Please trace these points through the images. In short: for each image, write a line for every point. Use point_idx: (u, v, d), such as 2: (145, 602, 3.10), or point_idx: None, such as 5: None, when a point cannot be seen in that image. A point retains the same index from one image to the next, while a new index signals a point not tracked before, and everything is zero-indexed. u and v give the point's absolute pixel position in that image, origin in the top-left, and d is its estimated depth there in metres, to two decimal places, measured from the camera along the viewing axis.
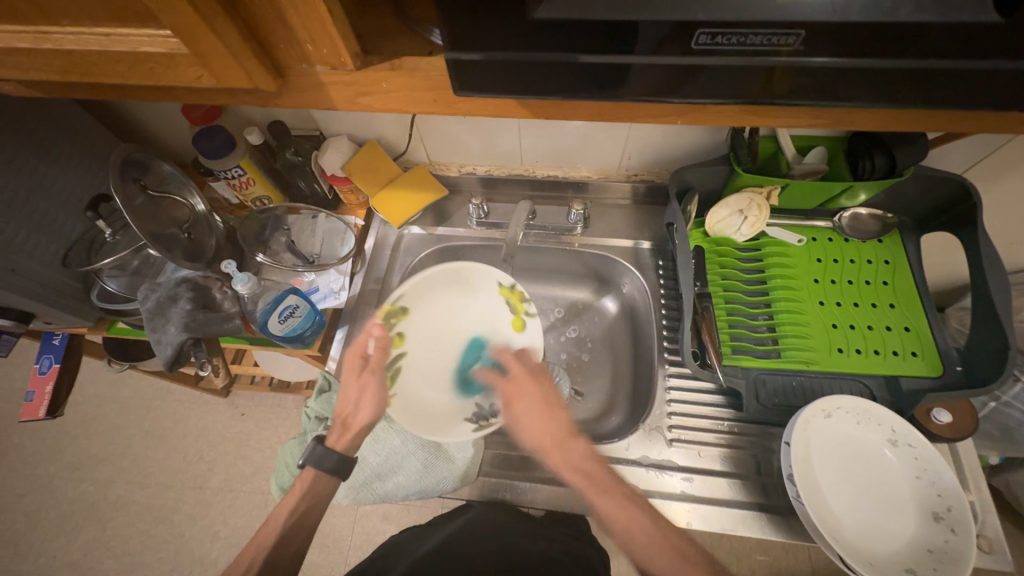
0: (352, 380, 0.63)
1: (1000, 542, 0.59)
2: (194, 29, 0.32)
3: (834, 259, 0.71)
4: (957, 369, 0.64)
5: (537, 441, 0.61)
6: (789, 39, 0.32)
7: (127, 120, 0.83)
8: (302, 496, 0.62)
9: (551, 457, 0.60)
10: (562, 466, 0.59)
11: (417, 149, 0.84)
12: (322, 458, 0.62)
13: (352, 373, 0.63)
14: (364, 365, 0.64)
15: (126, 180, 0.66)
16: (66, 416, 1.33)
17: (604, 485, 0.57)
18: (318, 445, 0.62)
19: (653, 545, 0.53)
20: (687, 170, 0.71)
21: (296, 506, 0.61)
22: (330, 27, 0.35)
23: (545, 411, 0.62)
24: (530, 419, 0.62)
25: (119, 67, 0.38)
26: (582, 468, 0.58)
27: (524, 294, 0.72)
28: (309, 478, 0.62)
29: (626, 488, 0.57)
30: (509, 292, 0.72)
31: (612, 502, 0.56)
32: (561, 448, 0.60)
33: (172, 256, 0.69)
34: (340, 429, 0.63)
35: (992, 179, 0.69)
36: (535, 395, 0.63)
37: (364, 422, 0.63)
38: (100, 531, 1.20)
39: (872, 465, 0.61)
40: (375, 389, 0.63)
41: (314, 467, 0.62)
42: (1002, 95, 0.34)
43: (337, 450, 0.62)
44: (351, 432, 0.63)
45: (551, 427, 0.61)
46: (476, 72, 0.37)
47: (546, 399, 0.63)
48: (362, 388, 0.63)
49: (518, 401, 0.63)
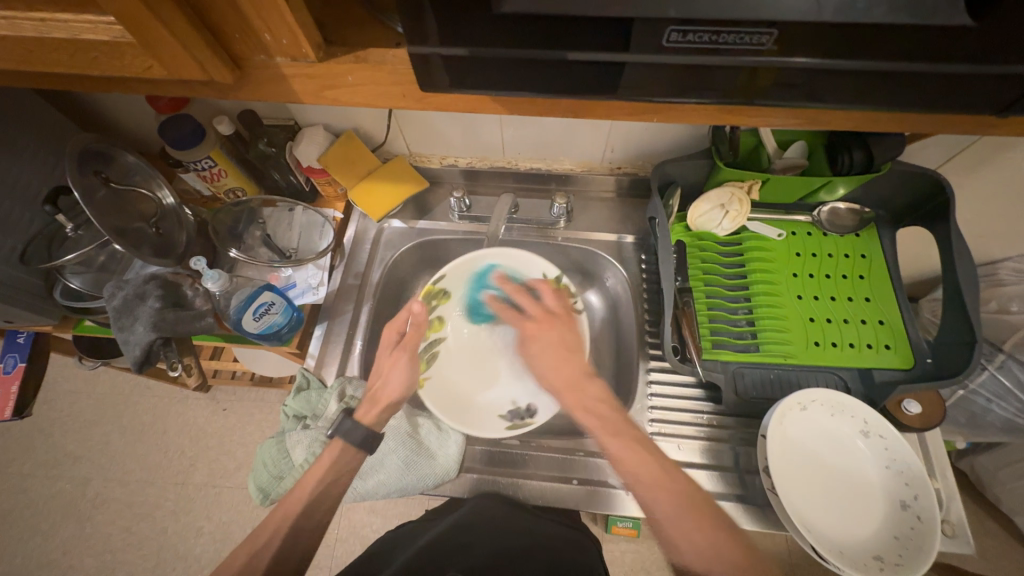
0: (387, 353, 0.69)
1: (962, 527, 0.62)
2: (140, 18, 0.31)
3: (813, 254, 0.72)
4: (927, 361, 0.65)
5: (555, 381, 0.65)
6: (762, 39, 0.31)
7: (87, 107, 0.79)
8: (328, 468, 0.62)
9: (566, 396, 0.63)
10: (577, 406, 0.62)
11: (396, 140, 0.81)
12: (350, 432, 0.63)
13: (388, 345, 0.70)
14: (398, 339, 0.70)
15: (86, 172, 0.63)
16: (38, 414, 1.29)
17: (608, 422, 0.59)
18: (346, 419, 0.64)
19: (678, 509, 0.52)
20: (669, 164, 0.71)
21: (322, 478, 0.61)
22: (286, 18, 0.33)
23: (559, 353, 0.66)
24: (546, 358, 0.67)
25: (60, 56, 0.35)
26: (592, 409, 0.61)
27: (570, 289, 0.74)
28: (336, 451, 0.63)
29: (638, 432, 0.58)
30: (554, 284, 0.74)
31: (623, 446, 0.57)
32: (576, 386, 0.63)
33: (140, 253, 0.67)
34: (370, 402, 0.66)
35: (964, 174, 0.70)
36: (552, 336, 0.68)
37: (392, 396, 0.66)
38: (79, 529, 1.18)
39: (845, 456, 0.62)
40: (407, 364, 0.69)
41: (341, 439, 0.63)
42: (971, 99, 0.34)
43: (364, 423, 0.64)
44: (379, 406, 0.66)
45: (566, 365, 0.65)
46: (445, 67, 0.35)
47: (567, 341, 0.67)
48: (393, 363, 0.68)
49: (537, 337, 0.69)
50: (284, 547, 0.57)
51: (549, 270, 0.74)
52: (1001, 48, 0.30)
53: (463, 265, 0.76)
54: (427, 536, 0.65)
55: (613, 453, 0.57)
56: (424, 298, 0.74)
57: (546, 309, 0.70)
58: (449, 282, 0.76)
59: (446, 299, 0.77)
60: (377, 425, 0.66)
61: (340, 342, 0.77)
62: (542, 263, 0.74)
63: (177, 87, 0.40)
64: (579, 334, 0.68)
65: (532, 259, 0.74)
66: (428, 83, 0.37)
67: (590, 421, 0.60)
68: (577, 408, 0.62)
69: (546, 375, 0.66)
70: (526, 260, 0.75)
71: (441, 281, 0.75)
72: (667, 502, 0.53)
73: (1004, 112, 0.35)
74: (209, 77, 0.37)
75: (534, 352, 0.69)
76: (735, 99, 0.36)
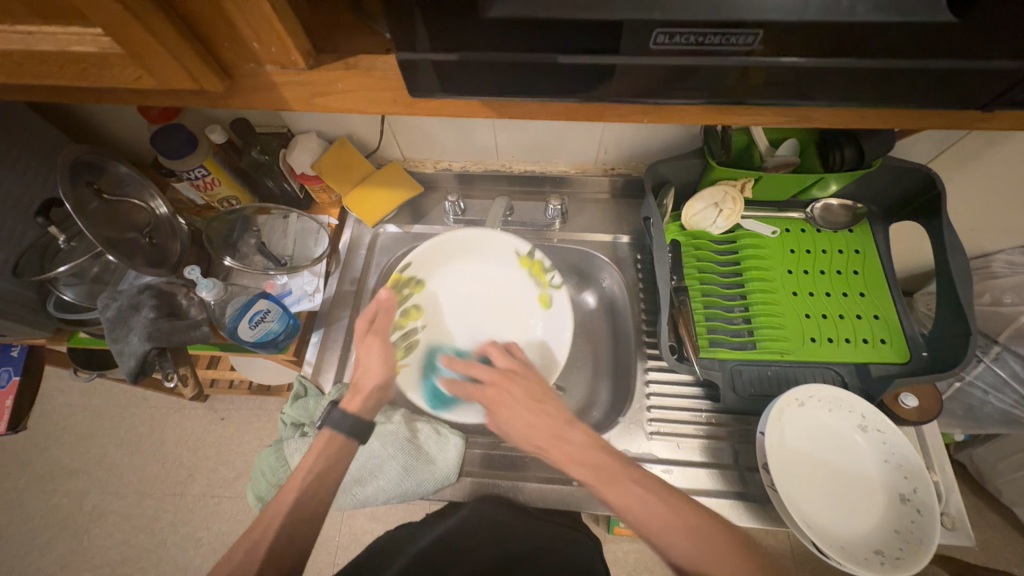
0: (361, 342, 0.68)
1: (962, 519, 0.62)
2: (129, 29, 0.31)
3: (807, 250, 0.72)
4: (923, 354, 0.66)
5: (533, 444, 0.60)
6: (749, 39, 0.31)
7: (79, 118, 0.78)
8: (316, 460, 0.61)
9: (550, 453, 0.59)
10: (564, 460, 0.59)
11: (390, 145, 0.81)
12: (339, 422, 0.63)
13: (359, 334, 0.68)
14: (369, 326, 0.68)
15: (78, 183, 0.63)
16: (33, 428, 1.28)
17: (602, 470, 0.56)
18: (334, 409, 0.64)
19: (687, 539, 0.51)
20: (662, 165, 0.71)
21: (310, 469, 0.60)
22: (277, 27, 0.33)
23: (524, 414, 0.62)
24: (516, 421, 0.62)
25: (49, 68, 0.35)
26: (584, 461, 0.57)
27: (544, 264, 0.77)
28: (324, 443, 0.62)
29: (636, 471, 0.56)
30: (529, 261, 0.77)
31: (626, 493, 0.55)
32: (559, 440, 0.60)
33: (134, 264, 0.67)
34: (354, 392, 0.66)
35: (954, 169, 0.70)
36: (516, 391, 0.64)
37: (374, 382, 0.66)
38: (77, 543, 1.17)
39: (844, 451, 0.62)
40: (382, 350, 0.68)
41: (331, 429, 0.62)
42: (957, 94, 0.34)
43: (352, 412, 0.64)
44: (363, 394, 0.66)
45: (538, 424, 0.61)
46: (435, 72, 0.35)
47: (534, 393, 0.63)
48: (368, 350, 0.67)
49: (501, 399, 0.63)
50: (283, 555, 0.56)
51: (522, 245, 0.76)
52: (984, 44, 0.31)
53: (430, 250, 0.76)
54: (427, 540, 0.65)
55: (619, 503, 0.54)
56: (393, 287, 0.73)
57: (500, 368, 0.67)
58: (417, 269, 0.76)
59: (418, 286, 0.77)
60: (366, 413, 0.66)
61: (336, 349, 0.77)
62: (514, 241, 0.76)
63: (168, 96, 0.40)
64: (543, 383, 0.65)
65: (503, 239, 0.77)
66: (419, 88, 0.37)
67: (585, 476, 0.57)
68: (569, 462, 0.58)
69: (520, 440, 0.61)
70: (494, 240, 0.78)
71: (408, 269, 0.74)
72: (676, 532, 0.52)
73: (990, 107, 0.35)
74: (199, 87, 0.37)
75: (498, 417, 0.63)
76: (724, 99, 0.37)
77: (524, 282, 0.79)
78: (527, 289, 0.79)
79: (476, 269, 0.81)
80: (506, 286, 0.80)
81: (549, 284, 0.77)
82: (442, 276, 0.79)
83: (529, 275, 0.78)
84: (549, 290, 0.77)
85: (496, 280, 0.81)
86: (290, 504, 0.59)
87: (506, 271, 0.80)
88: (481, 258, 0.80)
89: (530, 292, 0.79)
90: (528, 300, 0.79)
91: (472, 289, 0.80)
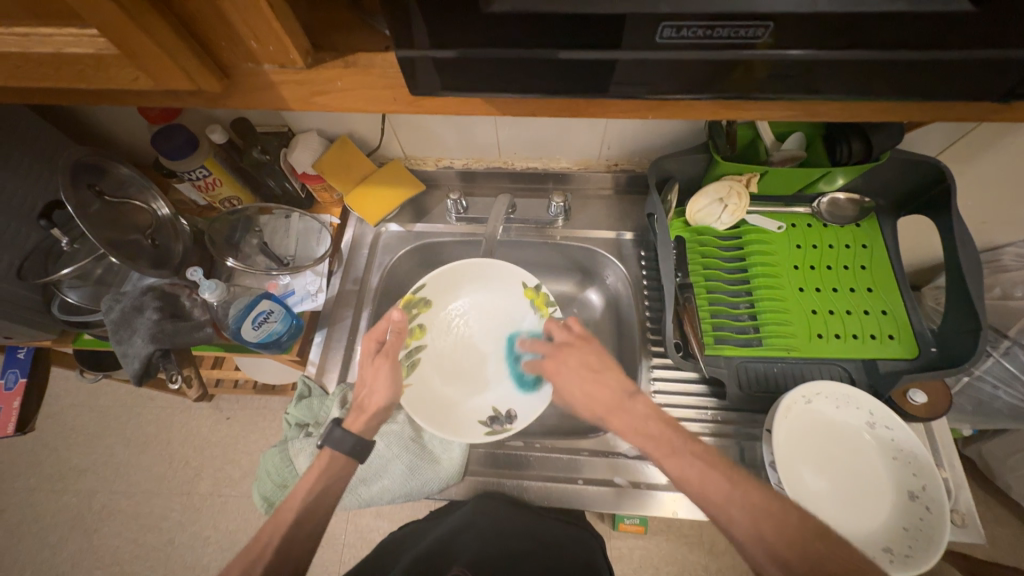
0: (368, 363, 0.67)
1: (972, 516, 0.61)
2: (124, 30, 0.30)
3: (813, 246, 0.71)
4: (931, 350, 0.65)
5: (593, 412, 0.61)
6: (758, 32, 0.30)
7: (80, 120, 0.78)
8: (319, 476, 0.61)
9: (610, 422, 0.59)
10: (624, 430, 0.59)
11: (391, 143, 0.81)
12: (340, 441, 0.61)
13: (368, 356, 0.67)
14: (378, 347, 0.68)
15: (79, 184, 0.63)
16: (41, 429, 1.29)
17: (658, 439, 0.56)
18: (335, 427, 0.62)
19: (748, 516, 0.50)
20: (667, 160, 0.70)
21: (312, 486, 0.60)
22: (274, 26, 0.33)
23: (585, 383, 0.62)
24: (576, 391, 0.62)
25: (46, 70, 0.35)
26: (647, 429, 0.57)
27: (548, 297, 0.76)
28: (326, 461, 0.62)
29: (696, 445, 0.56)
30: (533, 294, 0.77)
31: (684, 466, 0.54)
32: (620, 409, 0.59)
33: (136, 265, 0.67)
34: (357, 412, 0.65)
35: (964, 161, 0.69)
36: (577, 360, 0.64)
37: (379, 404, 0.65)
38: (87, 542, 1.18)
39: (852, 448, 0.62)
40: (389, 372, 0.67)
41: (332, 448, 0.62)
42: (972, 85, 0.33)
43: (353, 432, 0.63)
44: (366, 415, 0.65)
45: (597, 394, 0.61)
46: (434, 69, 0.35)
47: (592, 363, 0.63)
48: (375, 371, 0.66)
49: (560, 370, 0.64)
50: (289, 555, 0.56)
51: (529, 279, 0.77)
52: (1002, 33, 0.30)
53: (442, 274, 0.77)
54: (427, 541, 0.65)
55: (677, 474, 0.54)
56: (403, 307, 0.74)
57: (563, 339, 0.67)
58: (429, 291, 0.77)
59: (425, 307, 0.77)
60: (367, 433, 0.64)
61: (340, 349, 0.77)
62: (521, 273, 0.77)
63: (166, 98, 0.40)
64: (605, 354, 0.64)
65: (510, 269, 0.77)
66: (419, 85, 0.36)
67: (642, 444, 0.57)
68: (629, 430, 0.58)
69: (583, 409, 0.61)
70: (505, 271, 0.78)
71: (421, 291, 0.75)
72: (739, 511, 0.50)
73: (1009, 98, 0.34)
74: (197, 87, 0.36)
75: (559, 387, 0.65)
76: (731, 93, 0.36)
77: (523, 309, 0.79)
78: (525, 317, 0.78)
79: (483, 298, 0.80)
80: (505, 318, 0.79)
81: (549, 315, 0.76)
82: (453, 301, 0.79)
83: (530, 306, 0.78)
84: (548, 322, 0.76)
85: (498, 312, 0.80)
86: (296, 503, 0.59)
87: (507, 303, 0.79)
88: (488, 289, 0.80)
89: (527, 324, 0.78)
90: (523, 332, 0.78)
91: (477, 318, 0.80)
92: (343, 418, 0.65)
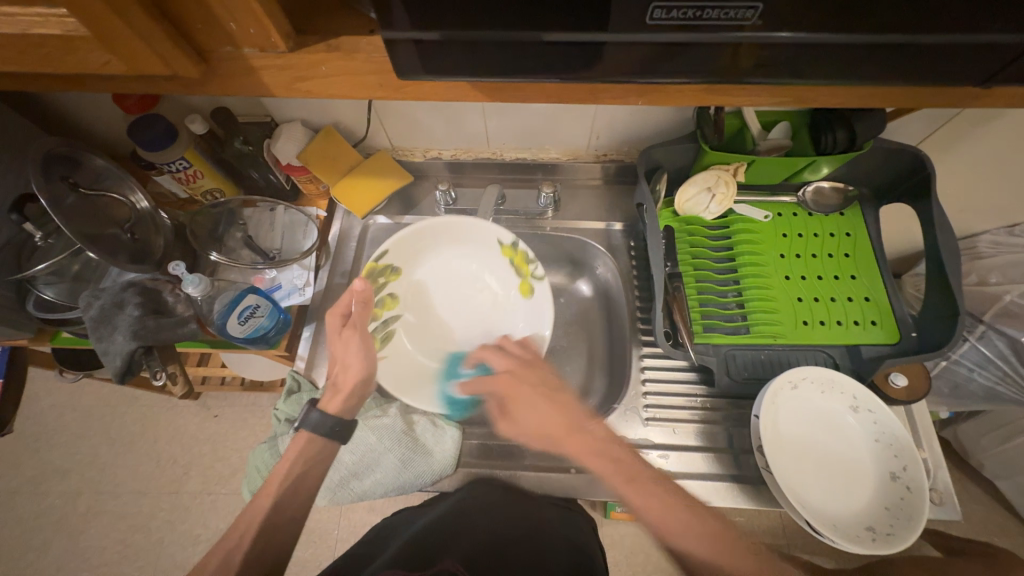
0: (336, 337, 0.66)
1: (948, 494, 0.64)
2: (95, 9, 0.29)
3: (799, 234, 0.72)
4: (912, 335, 0.66)
5: (548, 433, 0.60)
6: (749, 14, 0.30)
7: (51, 110, 0.75)
8: (296, 459, 0.61)
9: (567, 444, 0.59)
10: (579, 452, 0.59)
11: (378, 133, 0.79)
12: (319, 424, 0.62)
13: (335, 331, 0.66)
14: (344, 321, 0.66)
15: (52, 178, 0.61)
16: (21, 430, 1.25)
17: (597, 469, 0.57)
18: (312, 410, 0.62)
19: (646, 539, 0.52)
20: (655, 149, 0.70)
21: (291, 471, 0.60)
22: (253, 6, 0.32)
23: (539, 403, 0.61)
24: (529, 412, 0.61)
25: (12, 53, 0.34)
26: None
27: (527, 255, 0.75)
28: (303, 442, 0.62)
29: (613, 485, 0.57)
30: (512, 252, 0.76)
31: None
32: (577, 432, 0.60)
33: (115, 261, 0.64)
34: (333, 392, 0.65)
35: (945, 149, 0.70)
36: (531, 382, 0.64)
37: (354, 380, 0.65)
38: (73, 543, 1.16)
39: (837, 432, 0.63)
40: (359, 344, 0.66)
41: (310, 431, 0.62)
42: (951, 70, 0.34)
43: (330, 414, 0.63)
44: (341, 394, 0.64)
45: (554, 415, 0.60)
46: (422, 51, 0.34)
47: (548, 386, 0.63)
48: (345, 345, 0.66)
49: (518, 393, 0.63)
50: (278, 550, 0.56)
51: (505, 236, 0.75)
52: (984, 16, 0.30)
53: (406, 238, 0.74)
54: (422, 521, 0.65)
55: None
56: (369, 276, 0.72)
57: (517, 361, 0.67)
58: (394, 257, 0.74)
59: (395, 275, 0.76)
60: (345, 414, 0.64)
61: (328, 343, 0.76)
62: (495, 230, 0.75)
63: (141, 85, 0.39)
64: (557, 377, 0.65)
65: (483, 227, 0.75)
66: (403, 69, 0.35)
67: (602, 467, 0.57)
68: (585, 451, 0.58)
69: (532, 429, 0.60)
70: (477, 228, 0.76)
71: (385, 257, 0.73)
72: None
73: (990, 83, 0.35)
74: (174, 72, 0.35)
75: (513, 409, 0.63)
76: (716, 79, 0.36)
77: (503, 269, 0.78)
78: (507, 276, 0.78)
79: (461, 255, 0.80)
80: (490, 276, 0.79)
81: (532, 273, 0.76)
82: (422, 265, 0.79)
83: (510, 265, 0.77)
84: (531, 279, 0.76)
85: (478, 271, 0.80)
86: (284, 496, 0.59)
87: (486, 258, 0.79)
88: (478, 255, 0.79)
89: (510, 282, 0.78)
90: (507, 289, 0.79)
91: (456, 279, 0.80)
92: (320, 398, 0.65)
